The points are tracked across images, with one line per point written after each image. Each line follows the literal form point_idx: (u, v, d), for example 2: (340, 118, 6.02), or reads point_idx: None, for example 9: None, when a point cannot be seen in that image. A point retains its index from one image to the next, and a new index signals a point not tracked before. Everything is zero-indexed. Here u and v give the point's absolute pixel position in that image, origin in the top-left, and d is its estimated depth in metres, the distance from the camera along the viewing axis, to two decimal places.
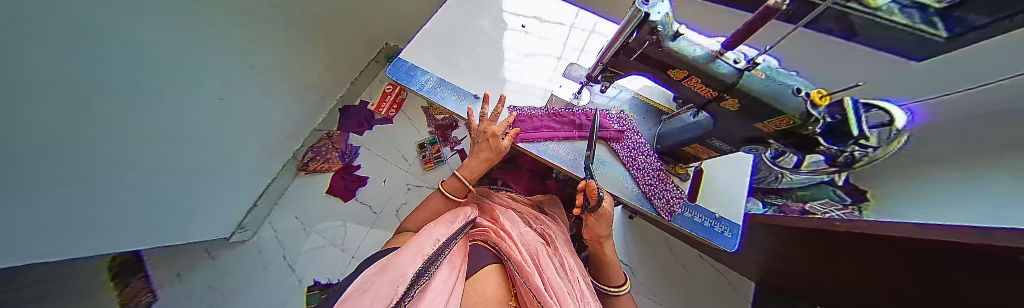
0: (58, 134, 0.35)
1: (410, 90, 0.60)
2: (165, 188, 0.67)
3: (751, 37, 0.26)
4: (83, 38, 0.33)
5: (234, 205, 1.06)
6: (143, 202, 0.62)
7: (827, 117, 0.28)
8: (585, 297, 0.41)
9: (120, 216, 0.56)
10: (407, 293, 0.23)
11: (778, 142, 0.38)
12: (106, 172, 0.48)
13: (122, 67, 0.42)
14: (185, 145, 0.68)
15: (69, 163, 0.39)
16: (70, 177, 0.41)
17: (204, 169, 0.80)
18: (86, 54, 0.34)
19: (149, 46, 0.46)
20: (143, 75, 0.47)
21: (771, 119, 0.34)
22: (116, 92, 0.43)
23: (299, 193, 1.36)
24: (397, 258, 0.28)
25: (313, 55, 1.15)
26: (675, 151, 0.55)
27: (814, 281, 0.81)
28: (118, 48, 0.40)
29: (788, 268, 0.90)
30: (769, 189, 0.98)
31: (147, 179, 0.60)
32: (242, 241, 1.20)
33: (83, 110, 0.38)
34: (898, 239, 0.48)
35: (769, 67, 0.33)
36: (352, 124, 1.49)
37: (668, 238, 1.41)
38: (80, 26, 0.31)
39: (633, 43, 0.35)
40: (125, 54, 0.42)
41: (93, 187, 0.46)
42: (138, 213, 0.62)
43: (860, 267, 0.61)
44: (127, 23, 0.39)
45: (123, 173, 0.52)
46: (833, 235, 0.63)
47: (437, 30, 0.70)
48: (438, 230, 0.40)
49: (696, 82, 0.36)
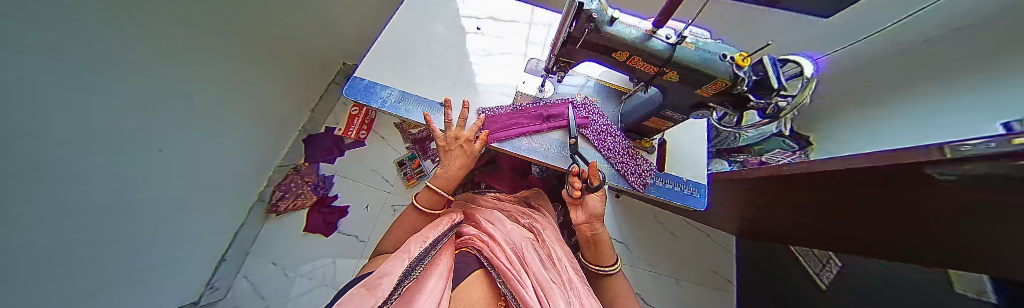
0: (5, 207, 0.32)
1: (371, 107, 0.58)
2: (106, 262, 0.56)
3: (675, 12, 0.28)
4: (31, 97, 0.31)
5: (203, 261, 0.96)
6: (102, 275, 0.55)
7: (755, 76, 0.36)
8: (573, 282, 0.45)
9: (80, 292, 0.50)
10: (390, 297, 0.29)
11: (718, 104, 0.43)
12: (44, 242, 0.40)
13: (70, 124, 0.39)
14: (145, 201, 0.62)
15: (24, 237, 0.35)
16: (20, 232, 0.35)
17: (171, 225, 0.73)
18: (33, 113, 0.32)
19: (103, 98, 0.43)
20: (96, 131, 0.44)
21: (707, 85, 0.39)
22: (66, 152, 0.39)
23: (273, 237, 1.25)
24: (389, 262, 0.34)
25: (278, 88, 1.11)
26: (638, 127, 0.59)
27: (782, 224, 0.92)
28: (60, 108, 0.37)
29: (756, 215, 1.01)
30: (731, 148, 1.13)
31: (101, 245, 0.53)
32: (214, 301, 1.07)
33: (31, 176, 0.34)
34: (837, 175, 0.54)
35: (693, 40, 0.37)
36: (320, 152, 1.40)
37: (655, 209, 1.49)
38: (29, 84, 0.30)
39: (575, 32, 0.36)
40: (73, 112, 0.39)
41: (28, 264, 0.38)
42: (101, 287, 0.55)
43: (813, 200, 0.69)
44: (76, 75, 0.37)
45: (72, 242, 0.46)
46: (783, 181, 0.70)
47: (391, 43, 0.68)
48: (426, 232, 0.44)
49: (639, 61, 0.38)
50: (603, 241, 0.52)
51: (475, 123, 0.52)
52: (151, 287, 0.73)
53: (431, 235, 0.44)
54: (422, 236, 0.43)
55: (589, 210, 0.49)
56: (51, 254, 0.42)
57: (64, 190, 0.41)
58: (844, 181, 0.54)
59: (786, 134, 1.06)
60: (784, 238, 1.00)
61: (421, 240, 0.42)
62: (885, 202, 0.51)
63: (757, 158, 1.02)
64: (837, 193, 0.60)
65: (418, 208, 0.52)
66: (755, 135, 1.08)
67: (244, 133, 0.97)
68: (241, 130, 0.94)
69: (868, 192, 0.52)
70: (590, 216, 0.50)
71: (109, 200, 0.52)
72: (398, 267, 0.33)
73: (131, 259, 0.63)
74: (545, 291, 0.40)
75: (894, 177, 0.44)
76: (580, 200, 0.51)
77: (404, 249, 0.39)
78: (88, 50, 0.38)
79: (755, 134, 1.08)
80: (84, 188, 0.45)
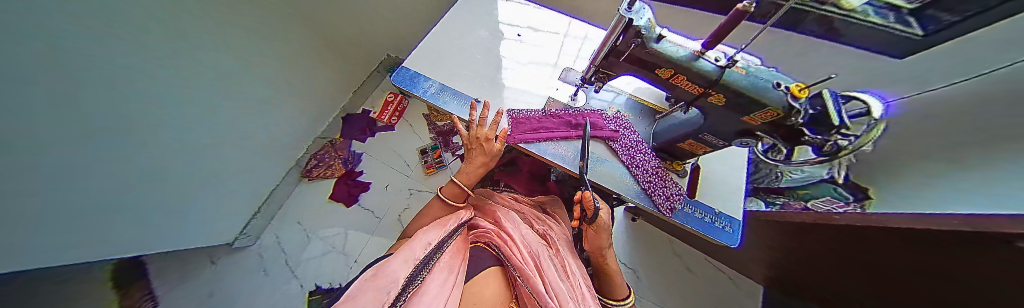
0: (59, 129, 0.36)
1: (413, 95, 0.64)
2: (152, 195, 0.64)
3: (727, 37, 0.28)
4: (80, 60, 0.36)
5: (239, 211, 1.08)
6: (147, 205, 0.63)
7: (811, 109, 0.31)
8: (585, 298, 0.45)
9: (130, 226, 0.60)
10: (396, 301, 0.29)
11: (767, 134, 0.40)
12: (95, 166, 0.46)
13: (118, 64, 0.43)
14: (188, 155, 0.71)
15: (68, 162, 0.40)
16: (67, 152, 0.39)
17: (209, 173, 0.82)
18: (82, 72, 0.37)
19: (146, 61, 0.49)
20: (141, 90, 0.50)
21: (757, 112, 0.36)
22: (114, 107, 0.45)
23: (301, 200, 1.37)
24: (394, 264, 0.34)
25: (313, 67, 1.20)
26: (671, 147, 0.56)
27: (828, 279, 0.79)
28: (111, 46, 0.41)
29: (792, 261, 0.90)
30: (771, 188, 1.03)
31: (151, 185, 0.62)
32: (246, 247, 1.23)
33: (83, 124, 0.40)
34: (887, 231, 0.50)
35: (748, 64, 0.35)
36: (354, 131, 1.52)
37: (672, 240, 1.40)
38: (74, 46, 0.34)
39: (621, 45, 0.37)
40: (122, 54, 0.43)
41: (77, 184, 0.43)
42: (146, 227, 0.66)
43: (864, 255, 0.61)
44: (121, 40, 0.42)
45: (123, 173, 0.53)
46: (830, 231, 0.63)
47: (437, 41, 0.74)
48: (429, 235, 0.44)
49: (683, 80, 0.36)
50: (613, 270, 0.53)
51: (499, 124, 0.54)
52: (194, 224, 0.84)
53: (432, 239, 0.43)
54: (426, 238, 0.43)
55: (592, 243, 0.48)
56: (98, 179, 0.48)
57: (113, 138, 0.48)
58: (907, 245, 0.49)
59: (839, 182, 0.93)
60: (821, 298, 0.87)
61: (426, 242, 0.42)
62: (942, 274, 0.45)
63: (800, 202, 0.94)
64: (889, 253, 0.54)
65: (441, 199, 0.58)
66: (802, 178, 0.97)
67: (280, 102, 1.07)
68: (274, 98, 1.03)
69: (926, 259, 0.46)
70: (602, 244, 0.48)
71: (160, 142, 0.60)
72: (401, 271, 0.33)
73: (174, 197, 0.72)
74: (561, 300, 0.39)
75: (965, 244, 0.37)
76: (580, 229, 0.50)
77: (409, 249, 0.40)
78: (128, 19, 0.42)
79: (802, 178, 0.97)
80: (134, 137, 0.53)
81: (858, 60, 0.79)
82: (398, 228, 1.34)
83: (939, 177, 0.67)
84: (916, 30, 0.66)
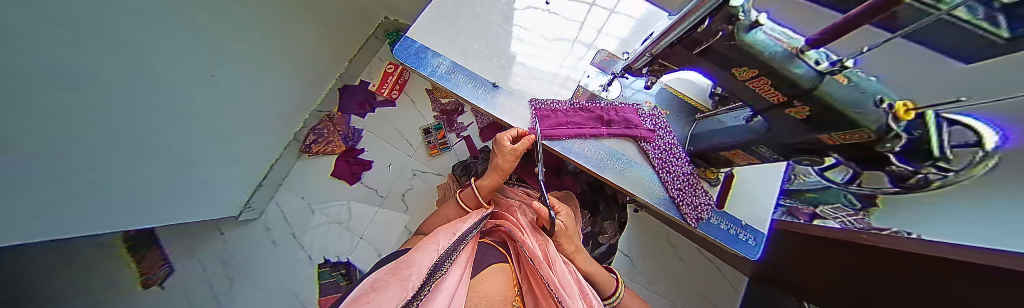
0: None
1: (421, 74, 0.56)
2: (128, 175, 0.62)
3: (843, 39, 0.20)
4: (50, 59, 0.37)
5: (236, 188, 1.05)
6: (118, 186, 0.61)
7: (907, 134, 0.23)
8: (582, 287, 0.47)
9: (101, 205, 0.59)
10: (420, 291, 0.28)
11: (839, 155, 0.33)
12: (45, 149, 0.42)
13: (69, 40, 0.38)
14: (188, 140, 0.75)
15: (11, 147, 0.37)
16: (9, 137, 0.36)
17: (196, 150, 0.79)
18: (55, 70, 0.38)
19: (136, 52, 0.51)
20: (128, 80, 0.52)
21: (838, 132, 0.28)
22: (100, 99, 0.48)
23: (303, 174, 1.35)
24: (419, 255, 0.35)
25: (308, 35, 1.07)
26: (707, 154, 0.53)
27: (793, 275, 0.84)
28: (80, 26, 0.39)
29: (774, 264, 0.94)
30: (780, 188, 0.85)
31: (143, 163, 0.65)
32: (251, 220, 1.24)
33: (61, 119, 0.43)
34: (885, 250, 0.50)
35: (855, 74, 0.25)
36: (352, 105, 1.42)
37: (671, 232, 1.41)
38: (44, 49, 0.35)
39: (700, 34, 0.29)
40: (93, 28, 0.41)
41: (20, 169, 0.40)
42: (121, 206, 0.64)
43: (839, 267, 0.64)
44: (103, 33, 0.43)
45: (75, 156, 0.49)
46: (833, 244, 0.63)
47: (450, 7, 0.63)
48: (450, 231, 0.45)
49: (765, 84, 0.30)
50: (596, 272, 0.57)
51: (526, 138, 0.52)
52: (189, 201, 0.84)
53: (460, 228, 0.46)
54: (452, 229, 0.45)
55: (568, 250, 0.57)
56: (49, 161, 0.44)
57: (103, 120, 0.51)
58: (883, 260, 0.52)
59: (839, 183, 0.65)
60: (782, 286, 0.96)
61: (450, 232, 0.44)
62: (910, 288, 0.48)
63: (811, 207, 0.76)
64: (862, 263, 0.57)
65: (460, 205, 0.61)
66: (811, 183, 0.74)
67: (268, 77, 0.99)
68: (262, 71, 0.94)
69: (905, 273, 0.48)
70: (568, 246, 0.58)
71: (128, 121, 0.56)
72: (427, 261, 0.34)
73: (150, 178, 0.68)
74: (566, 289, 0.40)
75: (964, 290, 0.37)
76: (563, 242, 0.58)
77: (432, 240, 0.41)
78: (113, 9, 0.43)
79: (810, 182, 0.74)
80: (125, 126, 0.56)
81: (926, 69, 0.37)
82: (400, 207, 1.34)
83: (911, 205, 0.52)
84: (1000, 29, 0.24)
